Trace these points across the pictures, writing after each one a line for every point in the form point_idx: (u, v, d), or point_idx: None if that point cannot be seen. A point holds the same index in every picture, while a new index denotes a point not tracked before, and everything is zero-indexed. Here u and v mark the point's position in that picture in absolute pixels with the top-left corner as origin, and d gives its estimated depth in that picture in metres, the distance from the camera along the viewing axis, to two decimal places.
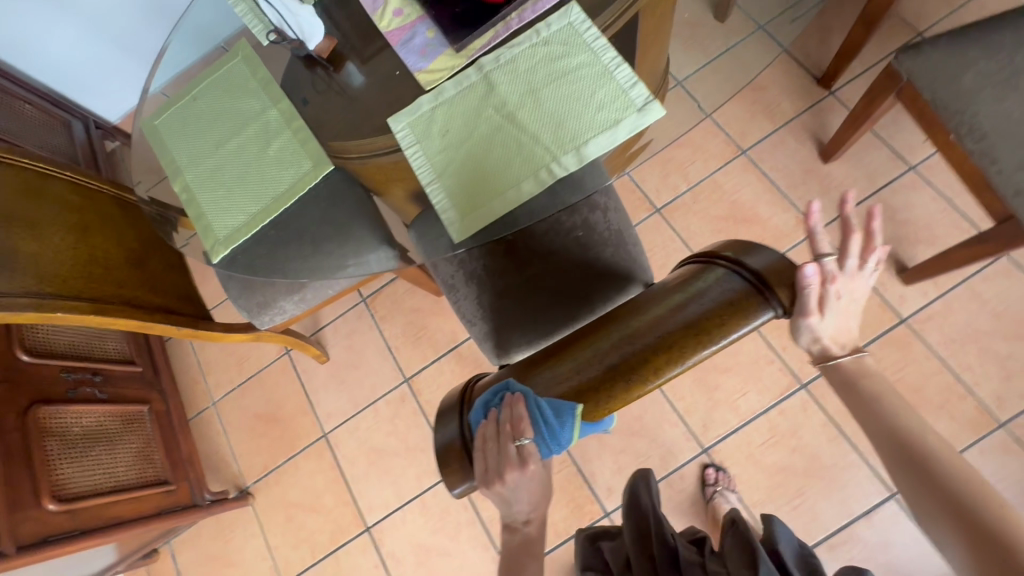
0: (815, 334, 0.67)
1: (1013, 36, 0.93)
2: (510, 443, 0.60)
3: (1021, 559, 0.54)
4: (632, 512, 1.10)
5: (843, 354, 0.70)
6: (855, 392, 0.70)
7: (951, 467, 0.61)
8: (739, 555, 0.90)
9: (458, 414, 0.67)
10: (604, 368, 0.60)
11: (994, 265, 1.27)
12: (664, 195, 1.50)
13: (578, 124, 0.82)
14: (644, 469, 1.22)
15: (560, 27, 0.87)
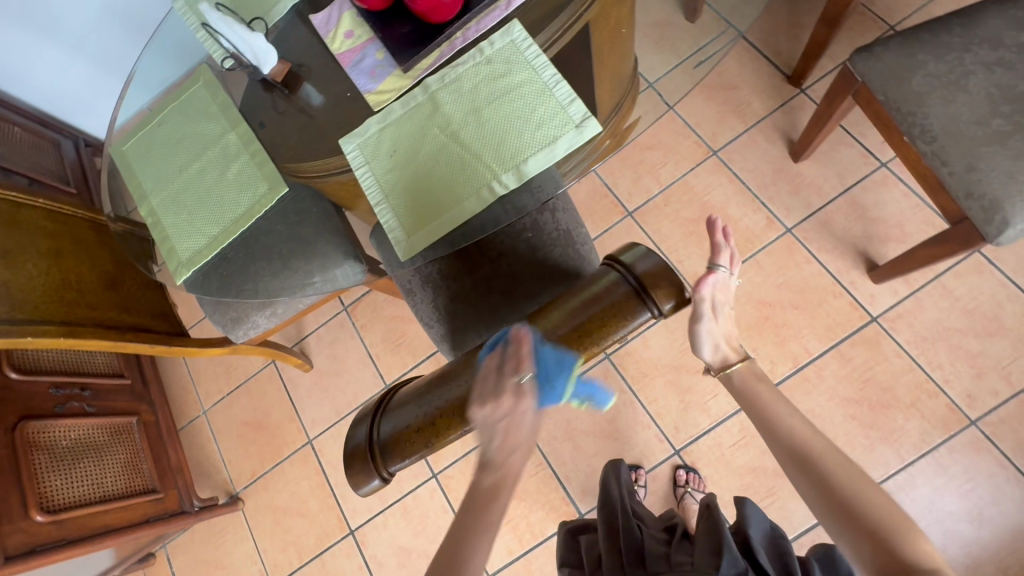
0: (714, 342, 0.78)
1: (959, 38, 0.93)
2: (511, 379, 0.60)
3: (894, 543, 0.58)
4: (602, 501, 1.06)
5: (735, 360, 0.78)
6: (748, 397, 0.75)
7: (833, 462, 0.65)
8: (708, 542, 0.83)
9: (372, 417, 0.71)
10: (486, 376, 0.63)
11: (966, 262, 1.26)
12: (636, 199, 1.51)
13: (517, 140, 0.84)
14: (616, 461, 1.21)
15: (502, 45, 0.89)
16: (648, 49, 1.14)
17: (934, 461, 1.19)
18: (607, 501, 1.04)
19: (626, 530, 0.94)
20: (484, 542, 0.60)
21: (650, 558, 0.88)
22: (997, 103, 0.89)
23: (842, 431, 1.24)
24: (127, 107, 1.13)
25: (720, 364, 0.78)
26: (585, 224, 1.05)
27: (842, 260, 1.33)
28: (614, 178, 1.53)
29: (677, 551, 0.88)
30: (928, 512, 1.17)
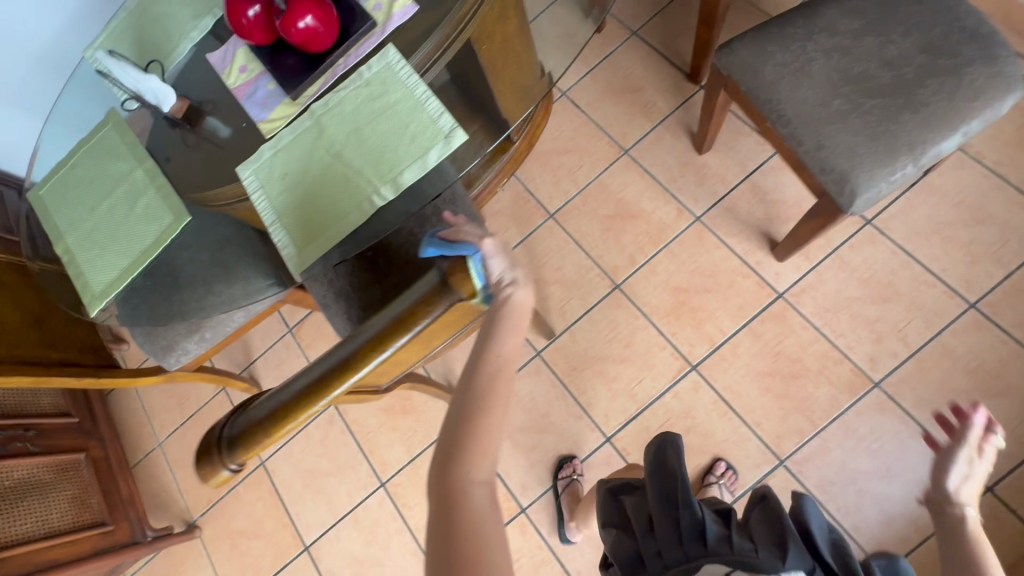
0: (962, 476, 0.73)
1: (803, 28, 1.00)
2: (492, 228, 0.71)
3: None
4: (655, 470, 0.94)
5: (967, 507, 0.72)
6: (972, 547, 0.69)
7: None
8: (769, 530, 0.81)
9: (227, 419, 0.59)
10: (336, 358, 0.57)
11: (859, 235, 1.34)
12: (557, 201, 1.58)
13: (395, 153, 0.90)
14: (671, 437, 0.98)
15: (379, 68, 0.95)
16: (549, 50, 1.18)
17: (844, 425, 1.25)
18: (660, 473, 0.93)
19: (687, 504, 0.85)
20: (515, 336, 0.67)
21: (711, 536, 0.82)
22: (837, 85, 0.96)
23: (757, 404, 1.31)
24: (43, 153, 1.18)
25: (956, 498, 0.72)
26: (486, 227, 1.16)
27: (747, 242, 1.41)
28: (534, 184, 1.61)
29: (738, 535, 0.82)
30: (842, 475, 1.23)
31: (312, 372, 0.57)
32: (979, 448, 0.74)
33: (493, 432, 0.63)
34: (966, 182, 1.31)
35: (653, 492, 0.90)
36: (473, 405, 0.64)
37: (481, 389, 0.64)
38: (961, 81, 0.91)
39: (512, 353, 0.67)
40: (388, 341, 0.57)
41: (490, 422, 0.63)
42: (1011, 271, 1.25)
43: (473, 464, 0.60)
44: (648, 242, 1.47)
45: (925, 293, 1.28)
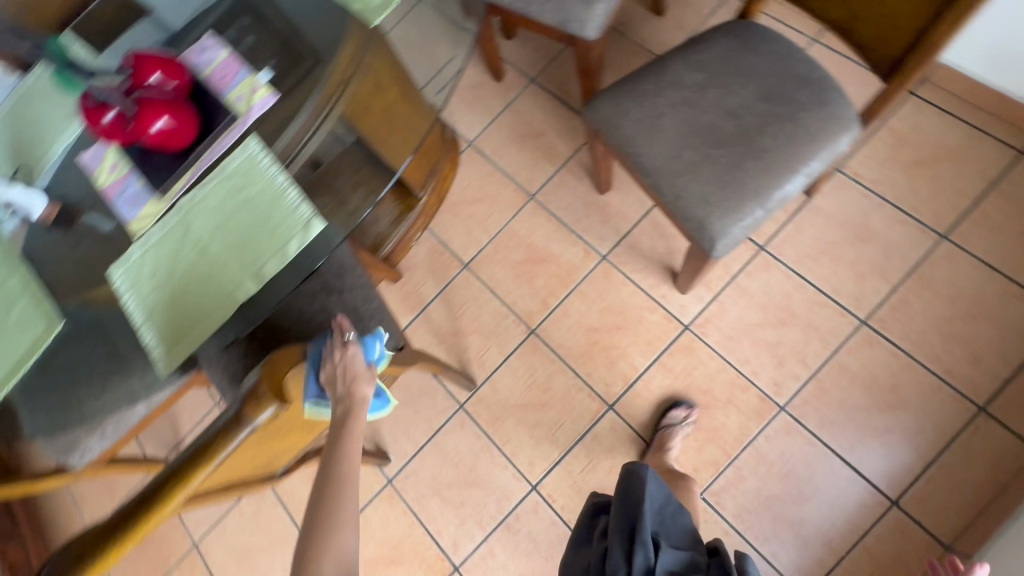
0: None
1: (653, 83, 1.05)
2: (340, 339, 0.75)
3: None
4: (620, 499, 0.94)
5: None
6: None
7: None
8: None
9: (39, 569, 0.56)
10: (140, 494, 0.55)
11: (754, 261, 1.38)
12: (470, 250, 1.60)
13: (256, 244, 0.91)
14: (640, 466, 0.95)
15: (241, 160, 0.97)
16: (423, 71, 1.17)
17: (755, 451, 1.27)
18: (625, 504, 0.93)
19: (640, 547, 0.85)
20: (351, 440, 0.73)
21: None
22: (687, 137, 1.00)
23: (673, 438, 1.33)
24: None
25: None
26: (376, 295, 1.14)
27: (651, 276, 1.44)
28: (448, 235, 1.63)
29: None
30: (757, 503, 1.24)
31: (114, 513, 0.55)
32: None
33: (338, 532, 0.66)
34: (847, 202, 1.37)
35: (615, 524, 0.91)
36: (320, 508, 0.67)
37: (319, 495, 0.69)
38: (796, 126, 0.96)
39: (351, 456, 0.72)
40: (197, 470, 0.56)
41: (335, 529, 0.66)
42: (897, 285, 1.29)
43: (312, 570, 0.63)
44: (559, 284, 1.50)
45: (819, 314, 1.32)
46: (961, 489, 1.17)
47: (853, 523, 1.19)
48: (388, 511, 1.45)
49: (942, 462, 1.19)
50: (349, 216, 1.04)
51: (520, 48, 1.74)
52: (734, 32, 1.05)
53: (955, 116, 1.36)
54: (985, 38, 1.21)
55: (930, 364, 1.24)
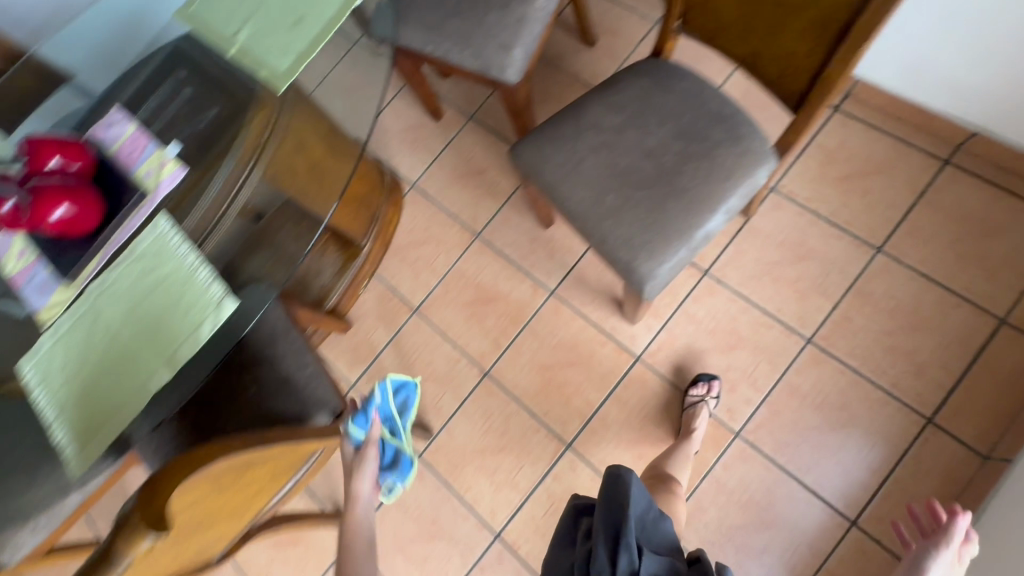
0: None
1: (572, 127, 1.05)
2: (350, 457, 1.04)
3: None
4: (603, 501, 0.87)
5: None
6: None
7: None
8: None
9: None
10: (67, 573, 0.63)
11: (699, 286, 1.38)
12: (419, 293, 1.57)
13: (167, 328, 0.88)
14: (621, 471, 0.87)
15: (150, 240, 0.93)
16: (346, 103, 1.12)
17: (714, 481, 1.26)
18: (608, 507, 0.85)
19: (624, 551, 0.78)
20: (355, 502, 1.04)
21: None
22: (608, 180, 1.00)
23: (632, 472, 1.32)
24: None
25: None
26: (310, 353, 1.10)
27: (600, 309, 1.43)
28: (396, 280, 1.60)
29: None
30: (720, 533, 1.23)
31: None
32: (958, 553, 0.90)
33: None
34: (785, 221, 1.38)
35: (599, 525, 0.83)
36: None
37: None
38: (712, 165, 0.96)
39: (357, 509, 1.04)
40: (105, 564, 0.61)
41: None
42: (838, 301, 1.30)
43: None
44: (509, 323, 1.47)
45: (766, 335, 1.32)
46: (916, 504, 1.17)
47: (814, 547, 1.18)
48: None
49: (895, 477, 1.19)
50: (284, 270, 1.05)
51: (457, 85, 1.73)
52: (647, 72, 1.06)
53: (881, 129, 1.38)
54: (897, 51, 1.24)
55: (877, 379, 1.24)
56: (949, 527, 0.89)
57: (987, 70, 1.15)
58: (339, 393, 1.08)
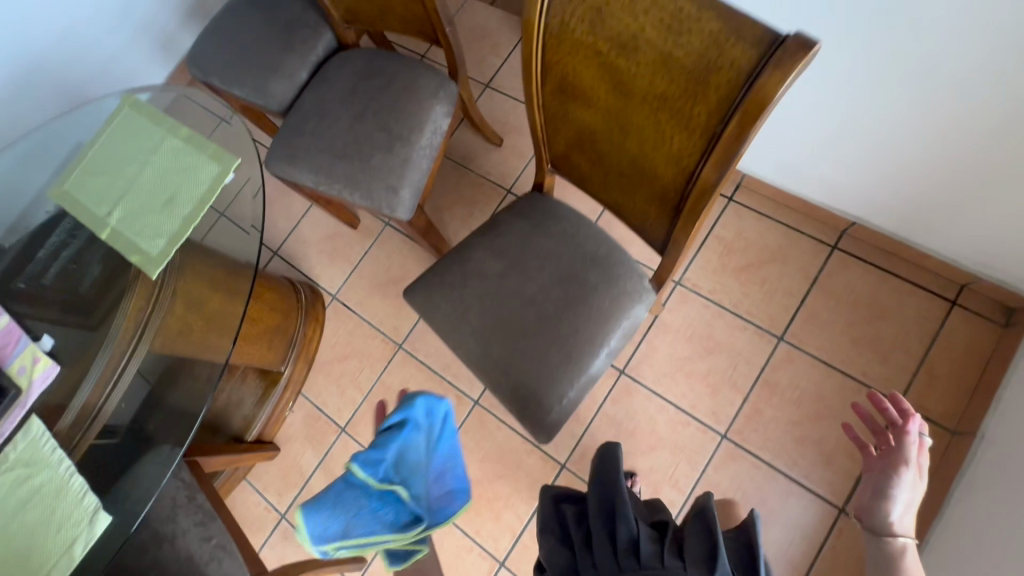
0: (904, 500, 0.89)
1: (458, 273, 1.07)
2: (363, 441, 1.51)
3: None
4: (598, 482, 0.88)
5: (903, 536, 0.88)
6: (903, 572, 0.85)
7: None
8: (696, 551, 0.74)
9: None
10: None
11: (617, 387, 1.40)
12: (346, 411, 1.54)
13: (38, 548, 0.85)
14: (610, 448, 0.90)
15: (22, 448, 0.90)
16: (231, 215, 1.14)
17: None
18: (604, 487, 0.86)
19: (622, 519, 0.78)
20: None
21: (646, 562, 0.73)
22: (494, 331, 1.01)
23: None
24: None
25: (896, 529, 0.88)
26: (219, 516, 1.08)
27: None
28: (322, 398, 1.57)
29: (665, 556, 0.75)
30: None
31: None
32: (917, 465, 0.91)
33: None
34: (691, 316, 1.42)
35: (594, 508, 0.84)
36: None
37: None
38: (589, 310, 0.99)
39: None
40: None
41: None
42: (747, 394, 1.33)
43: None
44: None
45: (684, 434, 1.34)
46: None
47: None
48: None
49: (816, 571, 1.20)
50: (198, 399, 1.10)
51: None
52: (525, 214, 1.08)
53: (773, 218, 1.44)
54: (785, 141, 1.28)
55: (790, 471, 1.27)
56: (904, 431, 0.91)
57: (855, 165, 1.21)
58: (247, 561, 1.05)
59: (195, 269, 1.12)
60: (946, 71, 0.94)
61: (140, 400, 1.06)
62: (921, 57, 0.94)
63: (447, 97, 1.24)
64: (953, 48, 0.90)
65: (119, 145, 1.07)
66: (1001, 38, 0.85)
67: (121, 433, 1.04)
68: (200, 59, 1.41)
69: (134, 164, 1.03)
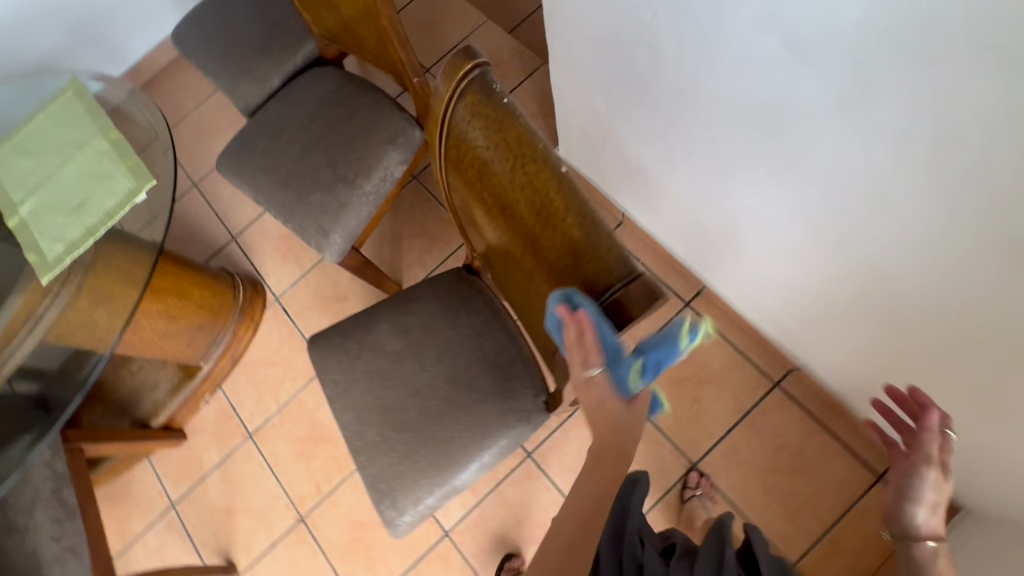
0: (930, 496, 0.64)
1: (358, 341, 1.02)
2: (577, 371, 0.56)
3: None
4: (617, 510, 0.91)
5: (930, 518, 0.64)
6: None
7: None
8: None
9: None
10: None
11: (520, 468, 1.36)
12: (257, 418, 1.53)
13: None
14: (637, 473, 0.95)
15: None
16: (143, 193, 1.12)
17: None
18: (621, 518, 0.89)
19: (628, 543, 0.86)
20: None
21: None
22: (374, 413, 0.97)
23: None
24: None
25: (919, 531, 0.64)
26: (80, 517, 1.09)
27: None
28: (238, 398, 1.55)
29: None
30: None
31: None
32: (944, 461, 0.64)
33: None
34: None
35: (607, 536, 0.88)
36: None
37: None
38: (471, 417, 0.95)
39: None
40: None
41: None
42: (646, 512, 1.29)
43: None
44: (334, 469, 1.45)
45: None
46: None
47: None
48: None
49: None
50: (75, 389, 1.10)
51: None
52: (441, 295, 1.03)
53: (724, 336, 1.36)
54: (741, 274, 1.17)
55: None
56: (920, 426, 0.65)
57: (805, 322, 1.11)
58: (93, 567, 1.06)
59: (100, 264, 1.06)
60: (892, 282, 0.83)
61: (44, 364, 1.09)
62: (866, 257, 0.84)
63: (406, 145, 1.17)
64: (901, 264, 0.79)
65: (44, 134, 1.03)
66: (952, 280, 0.74)
67: (35, 385, 1.10)
68: (178, 36, 1.35)
69: (52, 159, 1.00)
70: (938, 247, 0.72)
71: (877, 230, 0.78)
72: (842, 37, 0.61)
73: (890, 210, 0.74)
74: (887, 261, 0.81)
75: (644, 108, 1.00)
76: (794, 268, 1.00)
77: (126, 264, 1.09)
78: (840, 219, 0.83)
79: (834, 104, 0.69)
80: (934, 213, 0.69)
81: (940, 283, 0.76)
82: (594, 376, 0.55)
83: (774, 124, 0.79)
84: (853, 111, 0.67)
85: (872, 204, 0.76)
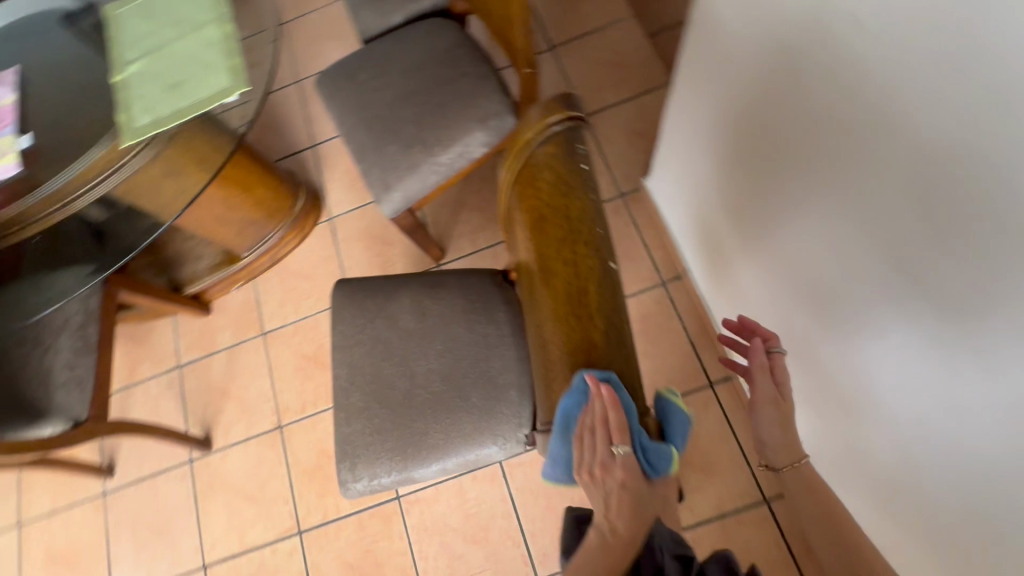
0: None
1: (377, 304, 1.03)
2: (603, 448, 0.50)
3: None
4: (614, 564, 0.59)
5: None
6: None
7: None
8: None
9: None
10: None
11: (486, 469, 1.37)
12: (274, 320, 1.60)
13: None
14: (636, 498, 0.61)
15: None
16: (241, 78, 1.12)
17: None
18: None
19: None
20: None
21: None
22: (366, 378, 0.99)
23: None
24: None
25: None
26: (94, 355, 1.19)
27: None
28: (265, 296, 1.63)
29: None
30: None
31: None
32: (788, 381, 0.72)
33: None
34: None
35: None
36: None
37: None
38: (450, 421, 0.95)
39: None
40: None
41: None
42: None
43: None
44: (323, 395, 1.51)
45: (508, 549, 1.32)
46: None
47: None
48: (90, 516, 1.52)
49: None
50: (138, 238, 1.17)
51: None
52: (469, 293, 1.01)
53: (733, 430, 1.30)
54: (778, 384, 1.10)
55: None
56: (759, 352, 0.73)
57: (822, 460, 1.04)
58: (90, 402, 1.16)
59: (186, 137, 1.07)
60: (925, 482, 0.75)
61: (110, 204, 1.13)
62: (909, 446, 0.75)
63: (495, 129, 1.13)
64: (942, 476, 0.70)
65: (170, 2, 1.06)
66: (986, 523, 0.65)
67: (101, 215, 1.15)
68: None
69: (169, 29, 1.03)
70: (985, 490, 0.63)
71: (929, 436, 0.70)
72: (975, 254, 0.52)
73: (950, 427, 0.66)
74: (929, 464, 0.72)
75: (746, 188, 0.91)
76: (833, 412, 0.93)
77: (208, 146, 1.11)
78: (897, 400, 0.74)
79: (939, 297, 0.59)
80: (997, 457, 0.60)
81: (970, 516, 0.67)
82: (620, 455, 0.50)
83: (868, 278, 0.70)
84: (956, 317, 0.58)
85: (938, 408, 0.67)
